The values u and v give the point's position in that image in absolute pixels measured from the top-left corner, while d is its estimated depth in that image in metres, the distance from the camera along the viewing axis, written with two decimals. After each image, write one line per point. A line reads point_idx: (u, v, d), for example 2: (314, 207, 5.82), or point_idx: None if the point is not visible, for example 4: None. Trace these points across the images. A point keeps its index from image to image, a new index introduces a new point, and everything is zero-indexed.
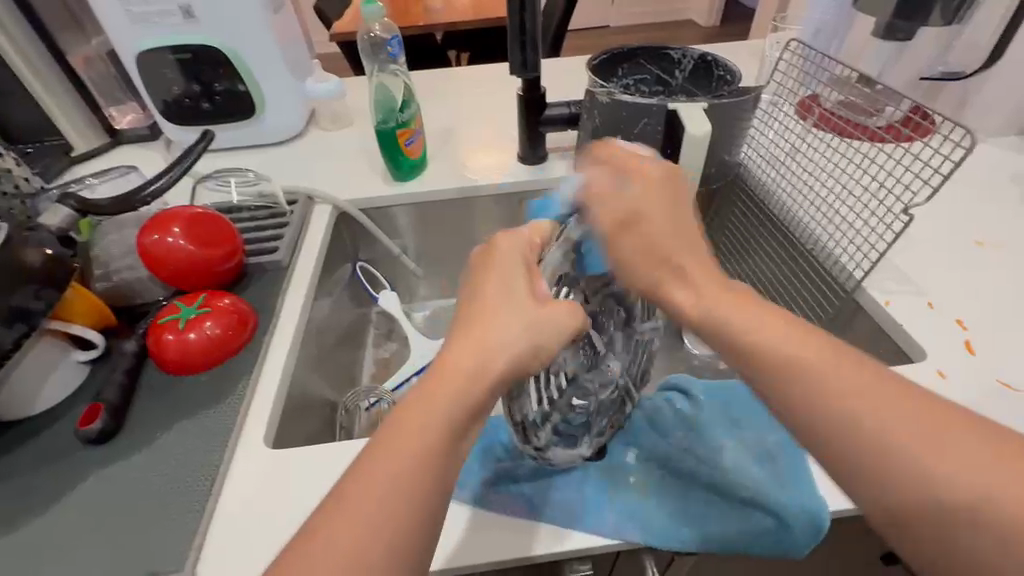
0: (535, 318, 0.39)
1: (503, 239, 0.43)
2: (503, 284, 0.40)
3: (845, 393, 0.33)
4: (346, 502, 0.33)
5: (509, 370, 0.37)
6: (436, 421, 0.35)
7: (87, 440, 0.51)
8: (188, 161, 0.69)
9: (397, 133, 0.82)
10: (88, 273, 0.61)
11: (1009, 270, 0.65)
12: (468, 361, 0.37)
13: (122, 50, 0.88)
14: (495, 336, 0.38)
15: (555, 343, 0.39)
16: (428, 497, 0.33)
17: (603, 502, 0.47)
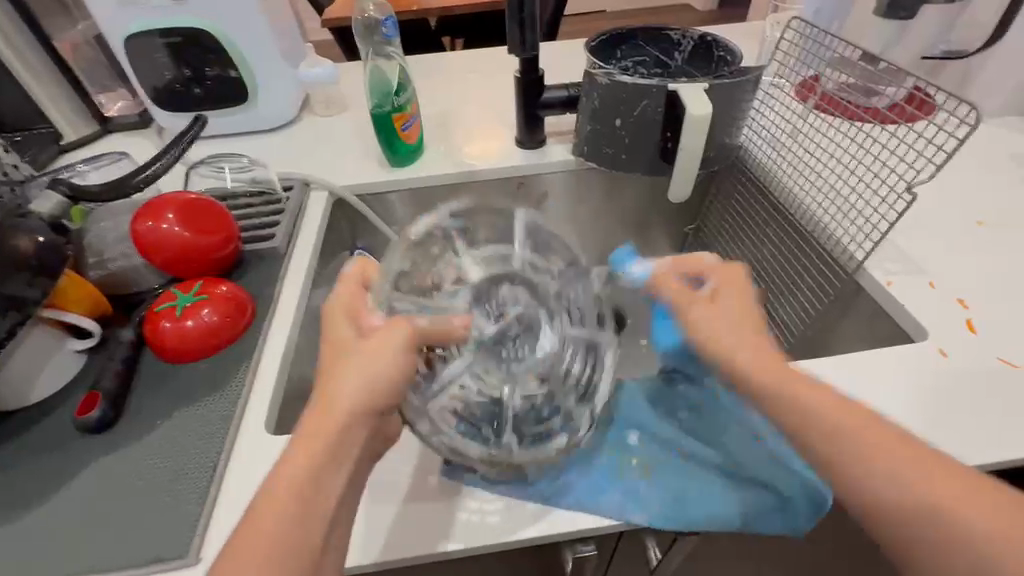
0: (366, 346, 0.40)
1: (337, 296, 0.45)
2: (334, 340, 0.42)
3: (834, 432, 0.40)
4: (235, 550, 0.34)
5: (354, 403, 0.39)
6: (298, 474, 0.37)
7: (85, 429, 0.50)
8: (182, 146, 0.68)
9: (393, 117, 0.81)
10: (82, 261, 0.60)
11: (1010, 251, 0.64)
12: (320, 416, 0.39)
13: (110, 34, 0.85)
14: (339, 376, 0.40)
15: (393, 366, 0.40)
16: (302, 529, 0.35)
17: (606, 483, 0.47)
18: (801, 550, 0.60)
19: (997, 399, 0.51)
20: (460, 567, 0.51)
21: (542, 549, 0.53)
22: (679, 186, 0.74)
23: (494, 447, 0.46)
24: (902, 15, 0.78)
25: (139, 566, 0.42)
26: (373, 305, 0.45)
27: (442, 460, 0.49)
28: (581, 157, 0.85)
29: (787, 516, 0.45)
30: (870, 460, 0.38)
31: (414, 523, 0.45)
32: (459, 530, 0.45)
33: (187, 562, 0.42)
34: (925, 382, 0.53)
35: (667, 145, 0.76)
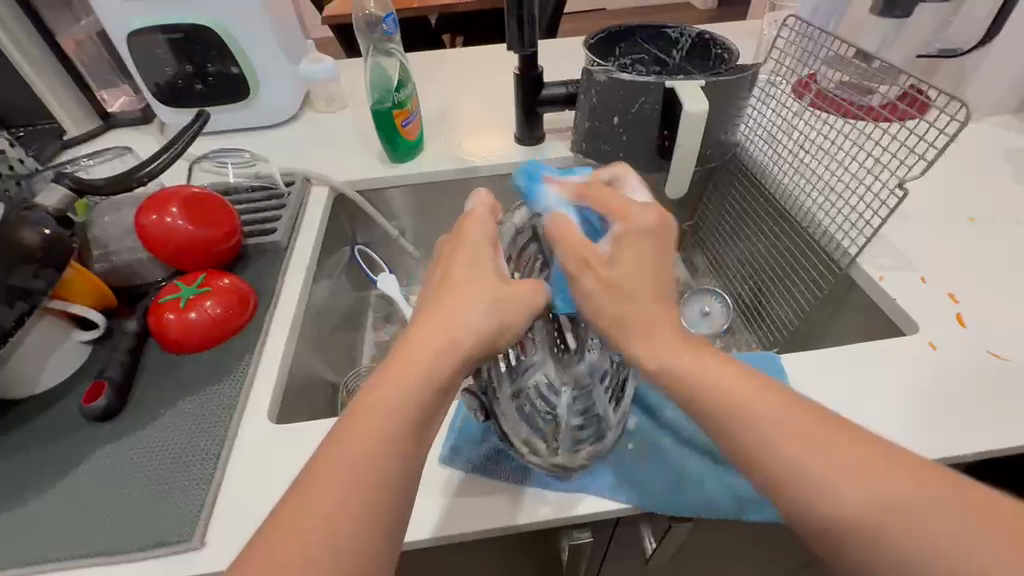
0: (504, 290, 0.42)
1: (469, 222, 0.46)
2: (470, 262, 0.43)
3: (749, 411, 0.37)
4: (321, 470, 0.34)
5: (478, 336, 0.40)
6: (405, 397, 0.37)
7: (91, 417, 0.51)
8: (185, 140, 0.68)
9: (393, 113, 0.82)
10: (87, 253, 0.60)
11: (1000, 247, 0.65)
12: (434, 335, 0.39)
13: (113, 31, 0.86)
14: (466, 306, 0.40)
15: (522, 317, 0.42)
16: (394, 469, 0.35)
17: (604, 466, 0.49)
18: (794, 540, 0.61)
19: (984, 393, 0.52)
20: (459, 554, 0.53)
21: (539, 538, 0.54)
22: (676, 183, 0.75)
23: (555, 452, 0.47)
24: (896, 14, 0.79)
25: (145, 550, 0.43)
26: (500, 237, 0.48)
27: (443, 447, 0.50)
28: (579, 154, 0.86)
29: (778, 501, 0.46)
30: (818, 464, 0.34)
31: (414, 510, 0.46)
32: (459, 517, 0.46)
33: (192, 546, 0.43)
34: (914, 374, 0.54)
35: (664, 143, 0.77)
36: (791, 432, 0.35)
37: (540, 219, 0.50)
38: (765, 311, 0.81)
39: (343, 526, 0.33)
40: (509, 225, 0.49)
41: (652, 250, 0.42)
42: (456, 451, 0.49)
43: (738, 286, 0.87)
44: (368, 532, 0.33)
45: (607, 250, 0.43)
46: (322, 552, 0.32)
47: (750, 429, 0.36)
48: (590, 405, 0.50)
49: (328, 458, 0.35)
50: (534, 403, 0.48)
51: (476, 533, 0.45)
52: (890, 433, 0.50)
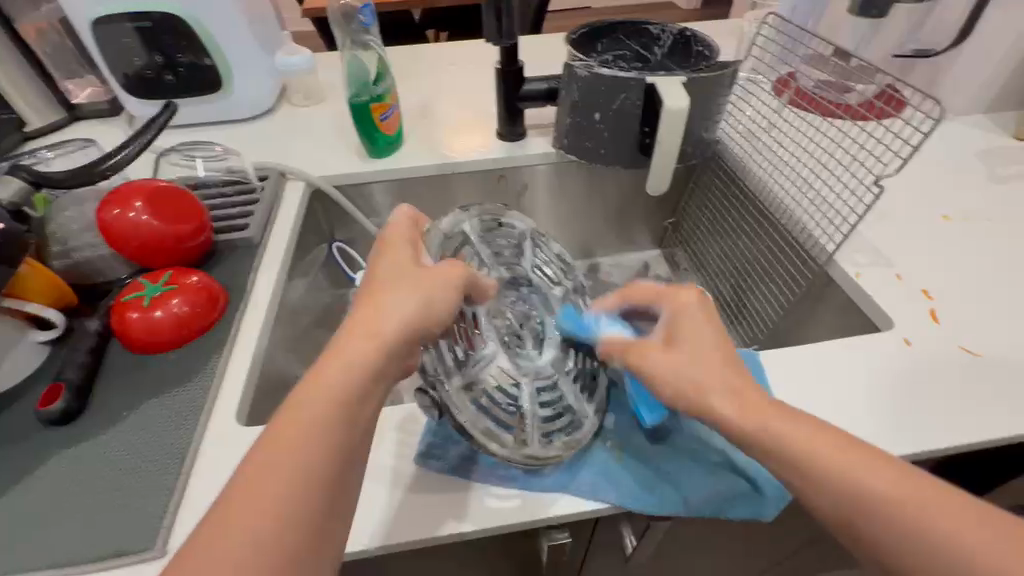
0: (426, 279, 0.42)
1: (391, 227, 0.47)
2: (394, 259, 0.44)
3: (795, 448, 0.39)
4: (252, 467, 0.34)
5: (403, 323, 0.40)
6: (331, 391, 0.37)
7: (47, 421, 0.49)
8: (151, 132, 0.66)
9: (371, 107, 0.80)
10: (45, 249, 0.58)
11: (972, 244, 0.66)
12: (361, 329, 0.40)
13: (77, 18, 0.83)
14: (390, 298, 0.41)
15: (448, 297, 0.42)
16: (319, 461, 0.34)
17: (580, 465, 0.48)
18: (771, 536, 0.62)
19: (957, 388, 0.53)
20: (435, 556, 0.51)
21: (519, 539, 0.53)
22: (658, 178, 0.74)
23: (524, 443, 0.46)
24: (872, 13, 0.80)
25: (103, 559, 0.41)
26: (427, 241, 0.49)
27: (418, 449, 0.49)
28: (561, 150, 0.85)
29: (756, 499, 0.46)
30: (878, 489, 0.36)
31: (386, 514, 0.45)
32: (433, 518, 0.45)
33: (154, 555, 0.42)
34: (887, 370, 0.54)
35: (645, 141, 0.77)
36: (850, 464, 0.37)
37: (469, 225, 0.53)
38: (745, 308, 0.81)
39: (268, 519, 0.32)
40: (439, 233, 0.50)
41: (700, 334, 0.44)
42: (430, 452, 0.48)
43: (719, 283, 0.88)
44: (300, 525, 0.33)
45: (659, 341, 0.45)
46: (244, 554, 0.31)
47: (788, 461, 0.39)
48: (554, 396, 0.50)
49: (257, 459, 0.34)
50: (492, 396, 0.47)
51: (451, 536, 0.44)
52: (867, 429, 0.50)
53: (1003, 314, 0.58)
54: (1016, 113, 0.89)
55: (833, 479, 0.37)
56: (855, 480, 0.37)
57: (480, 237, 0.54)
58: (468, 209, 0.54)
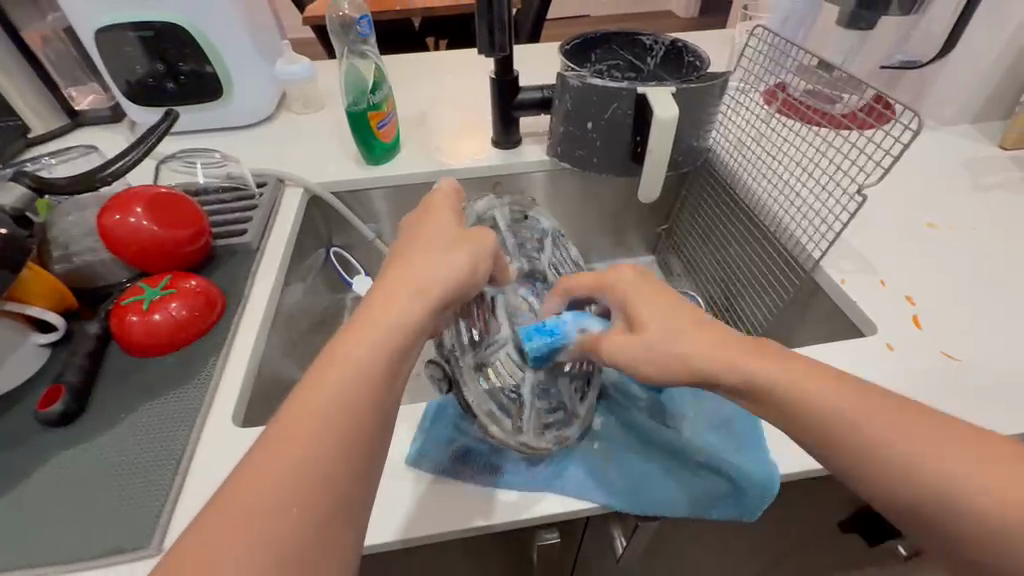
0: (466, 240, 0.46)
1: (437, 195, 0.51)
2: (439, 222, 0.47)
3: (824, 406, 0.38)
4: (294, 420, 0.34)
5: (451, 273, 0.43)
6: (388, 329, 0.39)
7: (47, 422, 0.50)
8: (152, 139, 0.67)
9: (369, 115, 0.81)
10: (47, 254, 0.59)
11: (955, 251, 0.68)
12: (411, 276, 0.42)
13: (81, 27, 0.84)
14: (436, 254, 0.44)
15: (484, 256, 0.46)
16: (372, 396, 0.36)
17: (568, 464, 0.49)
18: (760, 538, 0.63)
19: (939, 392, 0.54)
20: (428, 556, 0.52)
21: (510, 539, 0.54)
22: (649, 185, 0.76)
23: (519, 430, 0.48)
24: (861, 26, 0.83)
25: (101, 557, 0.42)
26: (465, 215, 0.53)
27: (410, 450, 0.49)
28: (555, 158, 0.86)
29: (738, 502, 0.47)
30: (885, 426, 0.36)
31: (377, 513, 0.46)
32: (422, 517, 0.46)
33: (150, 553, 0.43)
34: (870, 374, 0.56)
35: (638, 149, 0.78)
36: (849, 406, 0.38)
37: (500, 211, 0.59)
38: (736, 313, 0.83)
39: (321, 442, 0.33)
40: (475, 215, 0.56)
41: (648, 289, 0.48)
42: (423, 452, 0.49)
43: (709, 288, 0.89)
44: (349, 453, 0.34)
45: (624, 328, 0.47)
46: (291, 476, 0.32)
47: (816, 411, 0.38)
48: (554, 387, 0.52)
49: (313, 388, 0.35)
50: (499, 380, 0.50)
51: (440, 535, 0.45)
52: None
53: (986, 321, 0.60)
54: (1002, 123, 0.91)
55: (860, 445, 0.37)
56: (856, 432, 0.37)
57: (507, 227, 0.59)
58: (497, 201, 0.60)
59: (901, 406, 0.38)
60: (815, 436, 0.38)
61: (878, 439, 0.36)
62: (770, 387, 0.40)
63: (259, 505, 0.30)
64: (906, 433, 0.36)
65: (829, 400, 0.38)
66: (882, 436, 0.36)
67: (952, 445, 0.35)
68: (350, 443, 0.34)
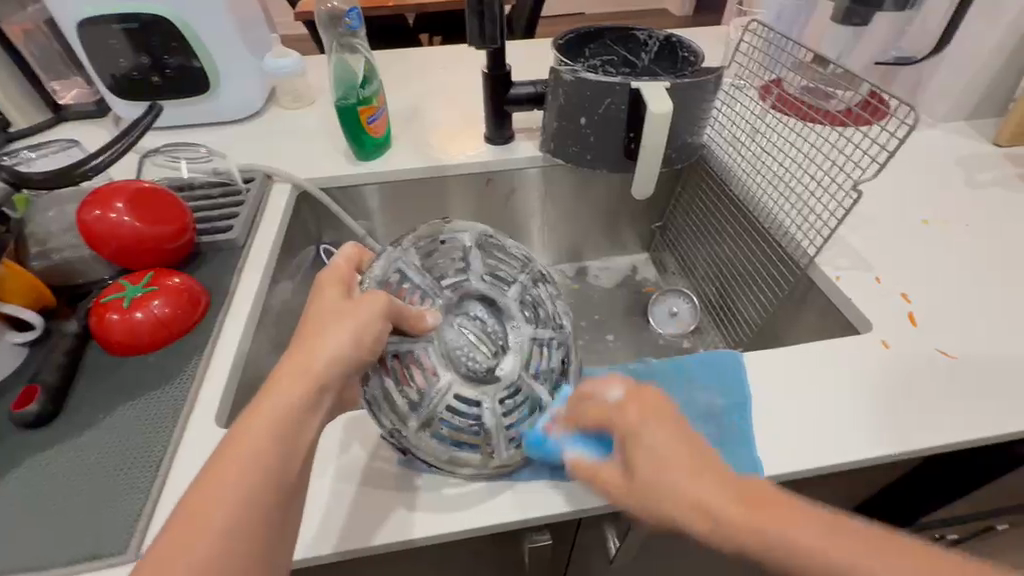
0: (351, 309, 0.42)
1: (326, 270, 0.47)
2: (324, 300, 0.44)
3: (815, 552, 0.31)
4: (188, 521, 0.33)
5: (338, 352, 0.41)
6: (279, 417, 0.38)
7: (23, 423, 0.48)
8: (135, 133, 0.65)
9: (358, 110, 0.80)
10: (25, 250, 0.57)
11: (949, 247, 0.68)
12: (297, 365, 0.40)
13: (63, 19, 0.82)
14: (326, 336, 0.41)
15: (377, 322, 0.42)
16: (270, 477, 0.36)
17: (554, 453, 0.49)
18: None
19: (934, 390, 0.53)
20: (416, 559, 0.51)
21: (501, 542, 0.53)
22: (643, 182, 0.75)
23: (488, 454, 0.46)
24: (855, 21, 0.83)
25: (76, 563, 0.41)
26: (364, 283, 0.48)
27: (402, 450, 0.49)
28: (548, 153, 0.85)
29: None
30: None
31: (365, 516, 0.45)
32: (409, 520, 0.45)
33: (126, 558, 0.41)
34: (865, 371, 0.55)
35: (631, 146, 0.77)
36: (794, 532, 0.32)
37: (405, 262, 0.50)
38: (731, 310, 0.82)
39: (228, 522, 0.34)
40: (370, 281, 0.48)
41: (664, 435, 0.38)
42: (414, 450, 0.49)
43: (705, 286, 0.89)
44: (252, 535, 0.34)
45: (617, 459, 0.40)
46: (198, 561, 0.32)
47: (794, 554, 0.32)
48: (514, 401, 0.48)
49: (211, 475, 0.35)
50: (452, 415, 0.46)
51: (429, 538, 0.44)
52: (845, 430, 0.51)
53: (982, 320, 0.59)
54: (996, 121, 0.90)
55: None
56: (843, 567, 0.31)
57: (413, 273, 0.51)
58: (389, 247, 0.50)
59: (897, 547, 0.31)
60: (789, 564, 0.32)
61: None
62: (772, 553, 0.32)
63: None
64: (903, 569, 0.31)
65: (817, 551, 0.31)
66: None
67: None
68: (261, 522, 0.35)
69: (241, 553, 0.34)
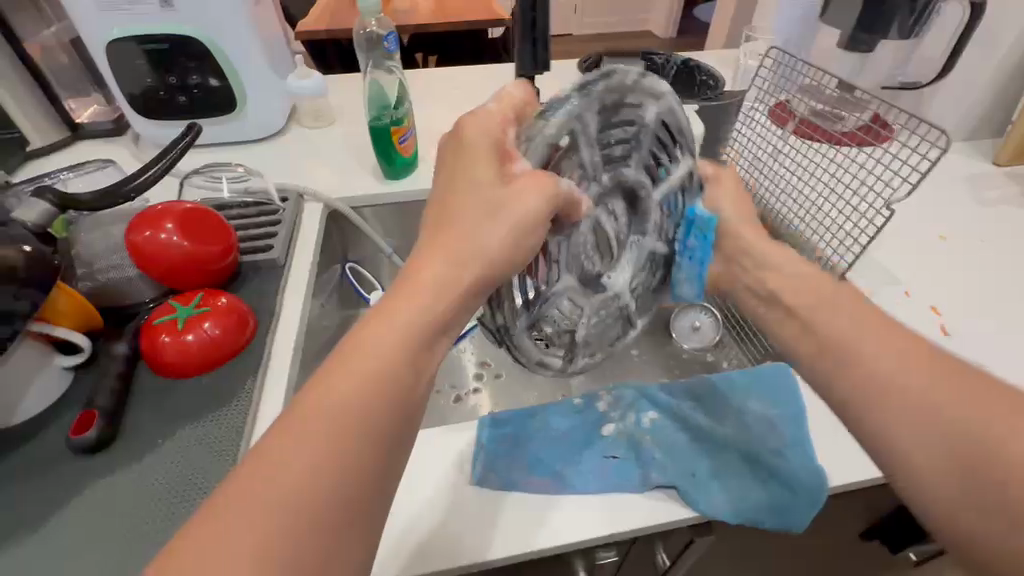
0: (504, 199, 0.38)
1: (472, 122, 0.42)
2: (469, 171, 0.40)
3: (841, 339, 0.40)
4: (286, 433, 0.29)
5: (494, 254, 0.37)
6: (402, 336, 0.33)
7: (79, 450, 0.47)
8: (175, 154, 0.65)
9: (391, 130, 0.81)
10: (70, 272, 0.56)
11: (968, 262, 0.71)
12: (440, 263, 0.37)
13: (91, 39, 0.82)
14: (478, 230, 0.38)
15: (535, 217, 0.39)
16: (382, 408, 0.31)
17: (629, 466, 0.47)
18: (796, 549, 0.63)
19: None
20: None
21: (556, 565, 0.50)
22: None
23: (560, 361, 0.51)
24: (861, 49, 0.88)
25: None
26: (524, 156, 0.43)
27: (474, 469, 0.47)
28: None
29: (814, 506, 0.44)
30: (869, 343, 0.38)
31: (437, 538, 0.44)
32: (492, 538, 0.42)
33: None
34: None
35: None
36: (837, 318, 0.41)
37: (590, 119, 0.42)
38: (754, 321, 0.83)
39: (327, 452, 0.29)
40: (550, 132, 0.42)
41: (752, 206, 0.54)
42: (489, 469, 0.46)
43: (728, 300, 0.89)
44: (348, 470, 0.29)
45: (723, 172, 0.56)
46: (297, 495, 0.28)
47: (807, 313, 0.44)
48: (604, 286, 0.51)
49: (319, 389, 0.31)
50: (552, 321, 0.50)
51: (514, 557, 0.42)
52: None
53: (1007, 331, 0.62)
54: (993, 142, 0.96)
55: (840, 345, 0.39)
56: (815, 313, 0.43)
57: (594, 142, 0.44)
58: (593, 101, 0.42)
59: (924, 356, 0.36)
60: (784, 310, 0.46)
61: (878, 373, 0.36)
62: (810, 316, 0.43)
63: (266, 516, 0.27)
64: (895, 359, 0.36)
65: (831, 317, 0.42)
66: (863, 347, 0.38)
67: (946, 382, 0.34)
68: (354, 457, 0.30)
69: (325, 494, 0.28)
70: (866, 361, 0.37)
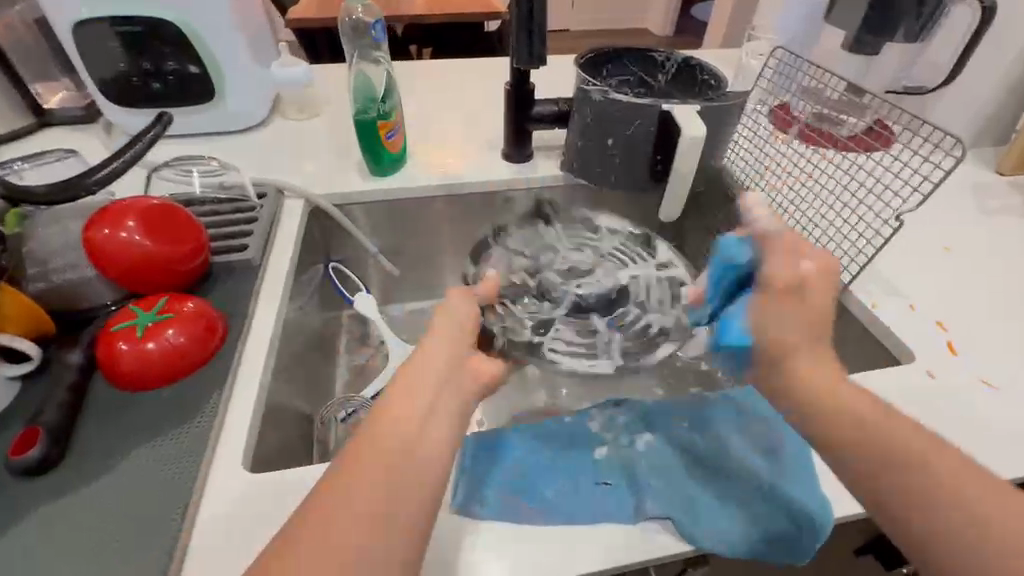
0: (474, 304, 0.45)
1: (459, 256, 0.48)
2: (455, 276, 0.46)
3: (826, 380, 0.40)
4: (341, 482, 0.33)
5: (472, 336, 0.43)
6: (424, 390, 0.38)
7: (21, 471, 0.43)
8: (142, 143, 0.60)
9: (378, 125, 0.77)
10: (20, 272, 0.52)
11: (975, 275, 0.69)
12: (439, 338, 0.41)
13: (58, 19, 0.77)
14: (464, 315, 0.44)
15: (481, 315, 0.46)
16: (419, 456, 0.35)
17: (620, 492, 0.44)
18: None
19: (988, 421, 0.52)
20: None
21: None
22: (674, 202, 0.75)
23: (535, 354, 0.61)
24: (866, 51, 0.85)
25: None
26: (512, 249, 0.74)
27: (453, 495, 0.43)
28: (570, 173, 0.84)
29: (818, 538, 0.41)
30: (842, 388, 0.39)
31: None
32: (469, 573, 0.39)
33: None
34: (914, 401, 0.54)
35: (657, 167, 0.77)
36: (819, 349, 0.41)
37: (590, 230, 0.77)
38: None
39: (376, 498, 0.33)
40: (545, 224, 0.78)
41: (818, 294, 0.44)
42: (469, 495, 0.43)
43: None
44: (397, 511, 0.33)
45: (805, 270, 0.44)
46: (357, 534, 0.31)
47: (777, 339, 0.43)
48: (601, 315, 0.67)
49: (366, 447, 0.35)
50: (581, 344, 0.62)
51: None
52: None
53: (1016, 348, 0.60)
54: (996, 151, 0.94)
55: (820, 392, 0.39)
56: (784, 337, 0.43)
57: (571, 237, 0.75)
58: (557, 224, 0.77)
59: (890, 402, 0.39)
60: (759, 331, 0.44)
61: (858, 412, 0.38)
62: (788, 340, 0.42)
63: (329, 555, 0.30)
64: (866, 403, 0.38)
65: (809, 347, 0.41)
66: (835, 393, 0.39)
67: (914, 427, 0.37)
68: (403, 503, 0.33)
69: (376, 535, 0.32)
70: (847, 407, 0.38)
